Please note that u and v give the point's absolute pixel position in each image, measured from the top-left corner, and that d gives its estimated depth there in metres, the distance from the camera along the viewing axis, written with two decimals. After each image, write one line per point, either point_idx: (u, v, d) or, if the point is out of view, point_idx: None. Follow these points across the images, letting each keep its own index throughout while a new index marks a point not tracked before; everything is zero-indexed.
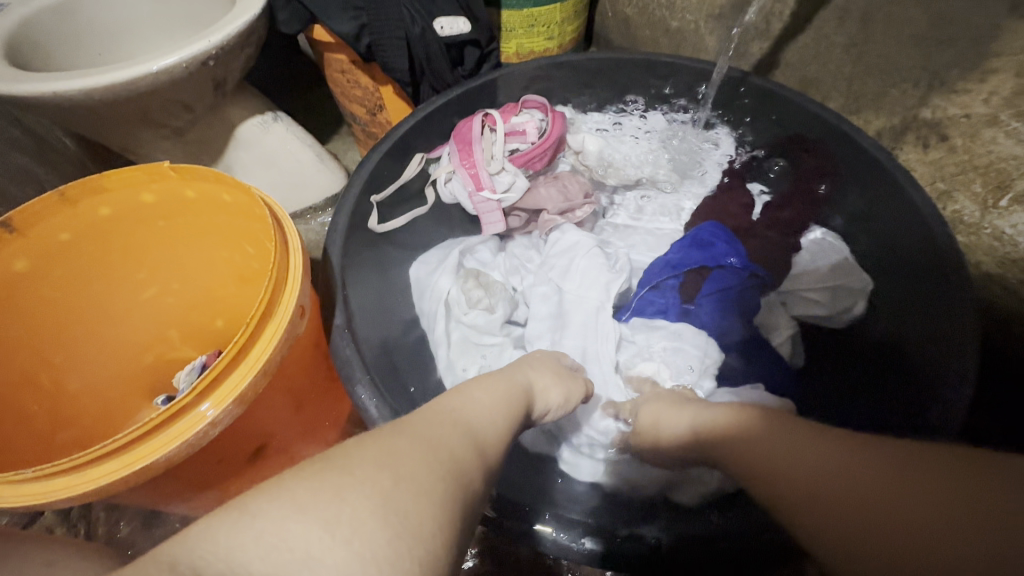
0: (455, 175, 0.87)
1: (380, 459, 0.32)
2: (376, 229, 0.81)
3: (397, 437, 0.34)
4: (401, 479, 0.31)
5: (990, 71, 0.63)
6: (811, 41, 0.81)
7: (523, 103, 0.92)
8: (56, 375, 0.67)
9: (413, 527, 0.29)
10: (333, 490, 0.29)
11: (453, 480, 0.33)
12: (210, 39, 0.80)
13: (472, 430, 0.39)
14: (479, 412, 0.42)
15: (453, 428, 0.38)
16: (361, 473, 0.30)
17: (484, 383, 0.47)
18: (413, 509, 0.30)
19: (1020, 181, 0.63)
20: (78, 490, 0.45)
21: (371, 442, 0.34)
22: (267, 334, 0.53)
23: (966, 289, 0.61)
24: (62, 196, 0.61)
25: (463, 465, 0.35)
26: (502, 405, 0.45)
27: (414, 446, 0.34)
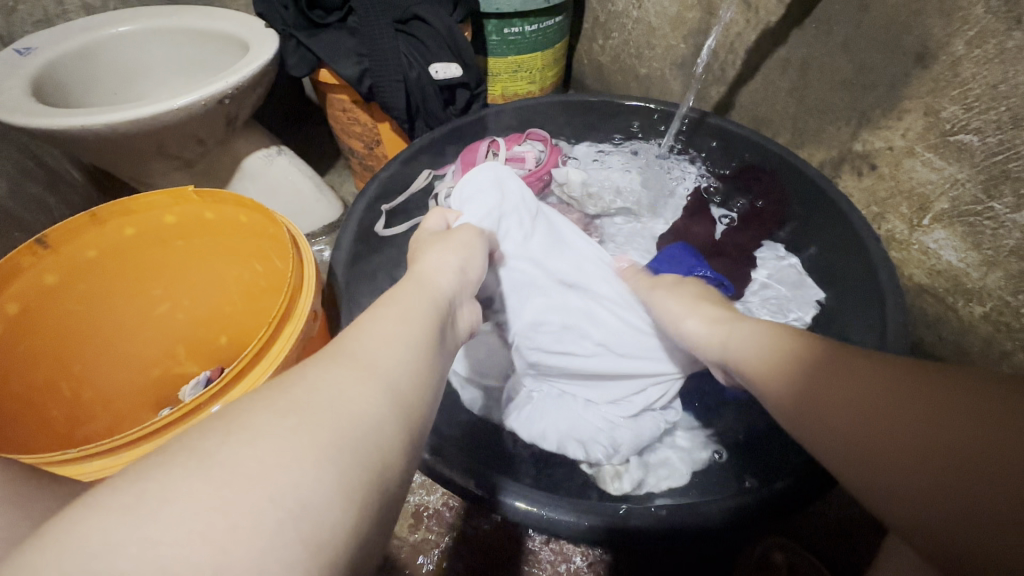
0: (455, 191, 0.95)
1: (278, 412, 0.30)
2: (382, 231, 0.90)
3: (300, 384, 0.32)
4: (289, 432, 0.29)
5: (904, 110, 0.74)
6: (759, 86, 0.93)
7: (527, 135, 1.02)
8: (73, 383, 0.72)
9: (296, 479, 0.27)
10: (229, 440, 0.28)
11: (351, 428, 0.30)
12: (228, 80, 0.89)
13: (379, 362, 0.36)
14: (381, 336, 0.38)
15: (354, 377, 0.34)
16: (245, 433, 0.28)
17: (397, 304, 0.43)
18: (302, 463, 0.28)
19: (938, 202, 0.75)
20: (107, 473, 0.50)
21: (271, 399, 0.31)
22: (283, 335, 0.59)
23: (890, 287, 0.72)
24: (93, 216, 0.68)
25: (363, 404, 0.32)
26: (413, 326, 0.41)
27: (310, 398, 0.31)
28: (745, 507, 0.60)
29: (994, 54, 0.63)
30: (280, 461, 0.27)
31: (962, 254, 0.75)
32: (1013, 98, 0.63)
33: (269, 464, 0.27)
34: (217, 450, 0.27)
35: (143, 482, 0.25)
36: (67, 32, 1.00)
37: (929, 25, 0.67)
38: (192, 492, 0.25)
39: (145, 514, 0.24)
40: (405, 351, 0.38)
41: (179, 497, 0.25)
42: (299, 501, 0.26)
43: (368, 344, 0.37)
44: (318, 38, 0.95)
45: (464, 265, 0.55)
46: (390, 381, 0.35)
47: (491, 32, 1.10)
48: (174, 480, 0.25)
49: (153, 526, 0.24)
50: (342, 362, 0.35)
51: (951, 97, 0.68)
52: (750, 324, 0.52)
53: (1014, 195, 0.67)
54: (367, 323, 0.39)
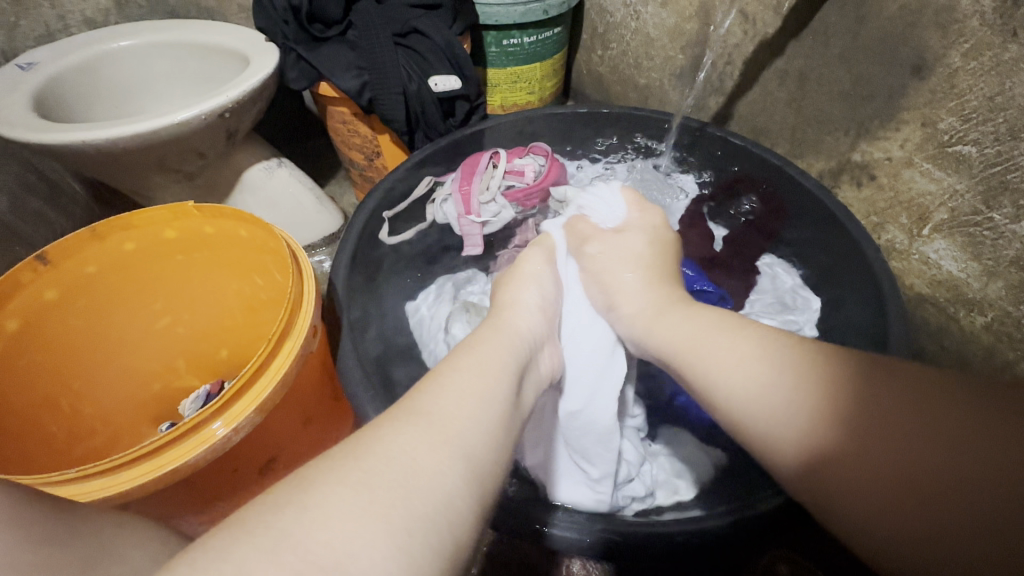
0: (452, 198, 0.96)
1: (352, 488, 0.30)
2: (384, 239, 0.91)
3: (375, 445, 0.33)
4: (360, 511, 0.29)
5: (902, 121, 0.74)
6: (757, 96, 0.93)
7: (529, 149, 1.02)
8: (73, 400, 0.72)
9: (361, 545, 0.28)
10: (305, 504, 0.29)
11: (422, 504, 0.31)
12: (228, 95, 0.89)
13: (447, 420, 0.36)
14: (457, 396, 0.39)
15: (423, 436, 0.35)
16: (316, 512, 0.28)
17: (472, 355, 0.45)
18: (372, 548, 0.28)
19: (938, 212, 0.75)
20: (107, 492, 0.50)
21: (344, 469, 0.31)
22: (283, 351, 0.59)
23: (892, 299, 0.72)
24: (93, 231, 0.68)
25: (430, 468, 0.33)
26: (487, 382, 0.42)
27: (380, 470, 0.32)
28: (756, 520, 0.59)
29: (991, 66, 0.63)
30: (350, 549, 0.27)
31: (963, 264, 0.75)
32: (1011, 110, 0.63)
33: (338, 548, 0.27)
34: (290, 529, 0.27)
35: (213, 567, 0.25)
36: (69, 47, 1.01)
37: (926, 37, 0.67)
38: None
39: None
40: (481, 411, 0.38)
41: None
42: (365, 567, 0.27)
43: (442, 397, 0.38)
44: (318, 52, 0.96)
45: (541, 301, 0.60)
46: (465, 447, 0.35)
47: (490, 44, 1.11)
48: (242, 567, 0.25)
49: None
50: (413, 420, 0.36)
51: (949, 109, 0.69)
52: (737, 350, 0.47)
53: (1014, 206, 0.67)
54: (447, 373, 0.41)
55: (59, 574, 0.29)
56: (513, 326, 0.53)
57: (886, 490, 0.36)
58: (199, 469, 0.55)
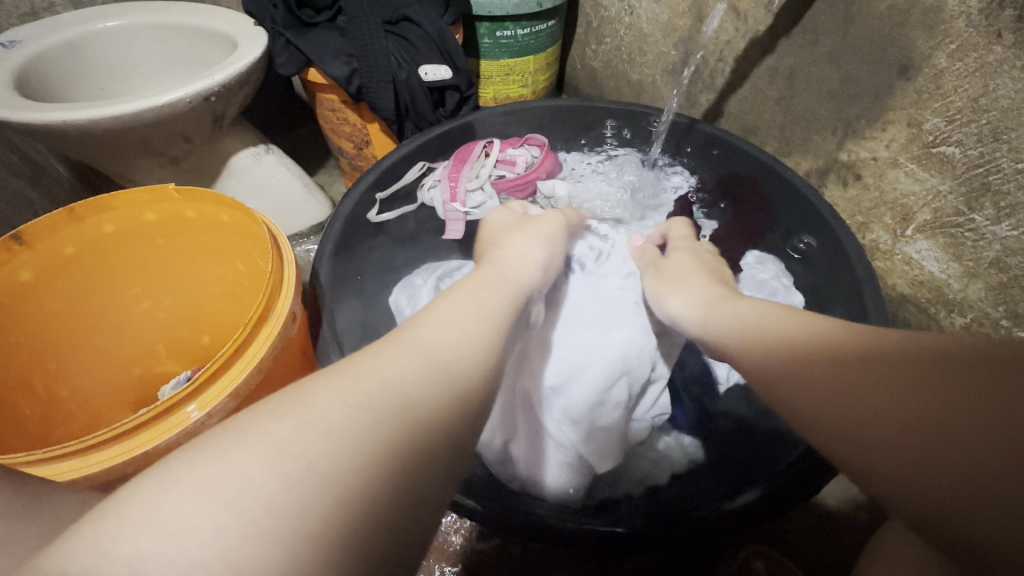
0: (439, 184, 0.97)
1: (340, 405, 0.31)
2: (372, 220, 0.90)
3: (388, 362, 0.35)
4: (358, 433, 0.30)
5: (888, 122, 0.75)
6: (748, 94, 0.93)
7: (526, 139, 1.02)
8: (51, 382, 0.71)
9: (333, 477, 0.28)
10: (297, 416, 0.30)
11: (402, 433, 0.31)
12: (214, 78, 0.88)
13: (444, 353, 0.37)
14: (451, 329, 0.40)
15: (421, 367, 0.35)
16: (317, 427, 0.30)
17: (473, 296, 0.45)
18: (366, 468, 0.29)
19: (921, 213, 0.76)
20: (79, 472, 0.49)
21: (345, 388, 0.33)
22: (261, 335, 0.59)
23: (875, 298, 0.72)
24: (71, 213, 0.67)
25: (420, 400, 0.33)
26: (485, 327, 0.42)
27: (379, 394, 0.33)
28: (736, 517, 0.60)
29: (975, 67, 0.63)
30: (345, 465, 0.28)
31: (944, 265, 0.76)
32: (994, 112, 0.63)
33: (320, 468, 0.28)
34: (292, 441, 0.29)
35: (224, 467, 0.27)
36: (53, 25, 0.99)
37: (913, 37, 0.67)
38: (269, 481, 0.27)
39: (204, 501, 0.26)
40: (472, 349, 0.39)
41: (258, 484, 0.27)
42: (340, 485, 0.28)
43: (442, 331, 0.39)
44: (307, 37, 0.95)
45: (547, 260, 0.58)
46: (458, 386, 0.36)
47: (482, 35, 1.10)
48: (228, 473, 0.27)
49: (234, 511, 0.26)
50: (408, 350, 0.37)
51: (934, 110, 0.69)
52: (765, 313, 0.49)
53: (995, 208, 0.67)
54: (446, 306, 0.43)
55: (17, 548, 0.29)
56: (519, 273, 0.53)
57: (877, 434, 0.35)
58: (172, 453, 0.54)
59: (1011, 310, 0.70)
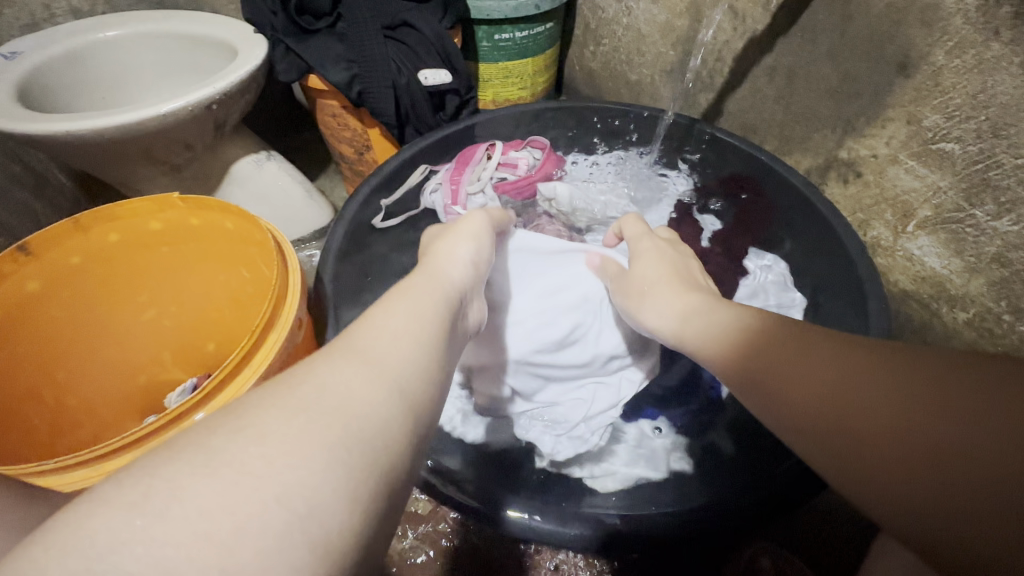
0: (441, 187, 0.96)
1: (285, 411, 0.29)
2: (377, 224, 0.92)
3: (325, 368, 0.33)
4: (295, 440, 0.28)
5: (887, 119, 0.75)
6: (746, 93, 0.93)
7: (528, 141, 1.01)
8: (58, 392, 0.72)
9: (293, 477, 0.27)
10: (242, 426, 0.28)
11: (357, 430, 0.30)
12: (216, 86, 0.89)
13: (385, 356, 0.35)
14: (389, 331, 0.37)
15: (359, 369, 0.33)
16: (252, 434, 0.28)
17: (404, 297, 0.41)
18: (306, 467, 0.27)
19: (922, 209, 0.76)
20: (86, 482, 0.50)
21: (277, 393, 0.31)
22: (268, 342, 0.59)
23: (876, 295, 0.72)
24: (76, 222, 0.68)
25: (365, 401, 0.31)
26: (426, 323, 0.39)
27: (321, 401, 0.30)
28: (738, 509, 0.61)
29: (974, 64, 0.64)
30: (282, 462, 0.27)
31: (946, 261, 0.76)
32: (993, 108, 0.64)
33: (273, 469, 0.27)
34: (224, 449, 0.27)
35: (148, 479, 0.25)
36: (54, 35, 0.99)
37: (911, 35, 0.68)
38: (199, 489, 0.25)
39: (148, 514, 0.24)
40: (409, 338, 0.37)
41: (187, 497, 0.25)
42: (294, 496, 0.26)
43: (377, 329, 0.37)
44: (307, 44, 0.96)
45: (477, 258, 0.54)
46: (399, 380, 0.34)
47: (481, 38, 1.11)
48: (177, 480, 0.25)
49: (161, 523, 0.24)
50: (345, 354, 0.34)
51: (932, 107, 0.69)
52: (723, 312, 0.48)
53: (995, 203, 0.68)
54: (382, 308, 0.39)
55: None
56: (455, 274, 0.49)
57: (872, 440, 0.35)
58: None
59: (1013, 305, 0.71)
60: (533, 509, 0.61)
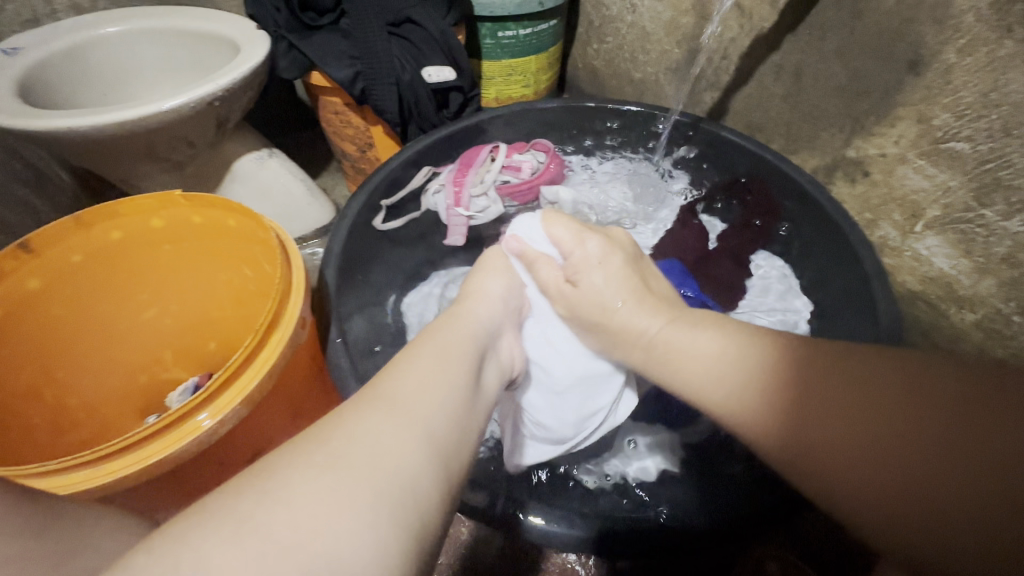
0: (444, 188, 0.96)
1: (332, 470, 0.31)
2: (378, 226, 0.90)
3: (364, 421, 0.35)
4: (341, 499, 0.30)
5: (896, 118, 0.74)
6: (752, 91, 0.93)
7: (531, 144, 1.01)
8: (59, 391, 0.71)
9: (345, 538, 0.28)
10: (293, 480, 0.30)
11: (400, 489, 0.32)
12: (218, 82, 0.88)
13: (419, 409, 0.38)
14: (423, 383, 0.40)
15: (396, 426, 0.36)
16: (307, 493, 0.29)
17: (434, 347, 0.45)
18: (357, 530, 0.29)
19: (930, 210, 0.75)
20: (89, 484, 0.49)
21: (309, 454, 0.32)
22: (272, 342, 0.59)
23: (885, 295, 0.72)
24: (77, 220, 0.67)
25: (403, 458, 0.34)
26: (451, 372, 0.43)
27: (363, 458, 0.32)
28: (748, 513, 0.60)
29: (986, 62, 0.63)
30: (328, 516, 0.29)
31: (954, 261, 0.75)
32: (1005, 107, 0.63)
33: (326, 529, 0.28)
34: (286, 504, 0.29)
35: (204, 535, 0.27)
36: (55, 31, 0.99)
37: (922, 32, 0.67)
38: (257, 549, 0.26)
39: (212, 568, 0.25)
40: (442, 393, 0.40)
41: (248, 555, 0.26)
42: (347, 555, 0.27)
43: (411, 383, 0.40)
44: (311, 41, 0.95)
45: (508, 293, 0.60)
46: (431, 434, 0.36)
47: (485, 36, 1.10)
48: (239, 537, 0.27)
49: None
50: (383, 408, 0.37)
51: (943, 105, 0.69)
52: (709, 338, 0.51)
53: (1006, 203, 0.67)
54: (415, 358, 0.43)
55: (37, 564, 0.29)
56: (481, 323, 0.53)
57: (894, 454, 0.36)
58: (184, 461, 0.54)
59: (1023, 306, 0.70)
60: (545, 513, 0.60)
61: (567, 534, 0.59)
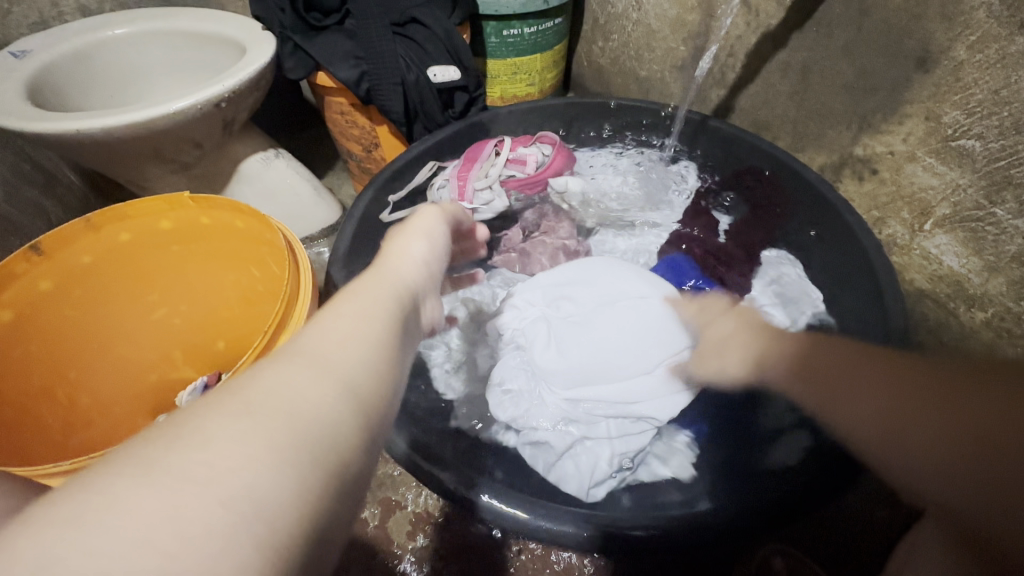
0: (448, 182, 0.95)
1: (231, 413, 0.27)
2: (386, 220, 0.90)
3: (271, 370, 0.30)
4: (250, 449, 0.25)
5: (905, 115, 0.74)
6: (759, 89, 0.92)
7: (537, 137, 1.01)
8: (71, 391, 0.72)
9: (250, 478, 0.24)
10: (183, 431, 0.26)
11: (312, 428, 0.28)
12: (225, 83, 0.88)
13: (336, 355, 0.32)
14: (341, 331, 0.34)
15: (305, 371, 0.31)
16: (199, 439, 0.25)
17: (354, 295, 0.38)
18: (261, 471, 0.25)
19: (939, 207, 0.75)
20: None
21: (215, 403, 0.28)
22: (280, 343, 0.59)
23: (893, 293, 0.71)
24: (87, 222, 0.68)
25: (317, 400, 0.29)
26: (378, 320, 0.37)
27: (264, 403, 0.28)
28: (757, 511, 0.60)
29: (997, 59, 0.62)
30: (229, 462, 0.25)
31: (964, 260, 0.75)
32: (1016, 104, 0.62)
33: (221, 468, 0.24)
34: (167, 459, 0.24)
35: (87, 496, 0.22)
36: (63, 34, 0.99)
37: (931, 29, 0.66)
38: (139, 499, 0.22)
39: (85, 528, 0.21)
40: (361, 336, 0.35)
41: (126, 511, 0.22)
42: (247, 496, 0.24)
43: (327, 331, 0.34)
44: (316, 41, 0.95)
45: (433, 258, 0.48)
46: (350, 378, 0.32)
47: (489, 34, 1.10)
48: (121, 492, 0.23)
49: (97, 542, 0.21)
50: (294, 358, 0.31)
51: (953, 103, 0.68)
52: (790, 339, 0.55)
53: (1017, 201, 0.66)
54: (336, 307, 0.37)
55: None
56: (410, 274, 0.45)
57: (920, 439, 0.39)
58: None
59: None
60: (512, 501, 0.61)
61: (561, 530, 0.59)
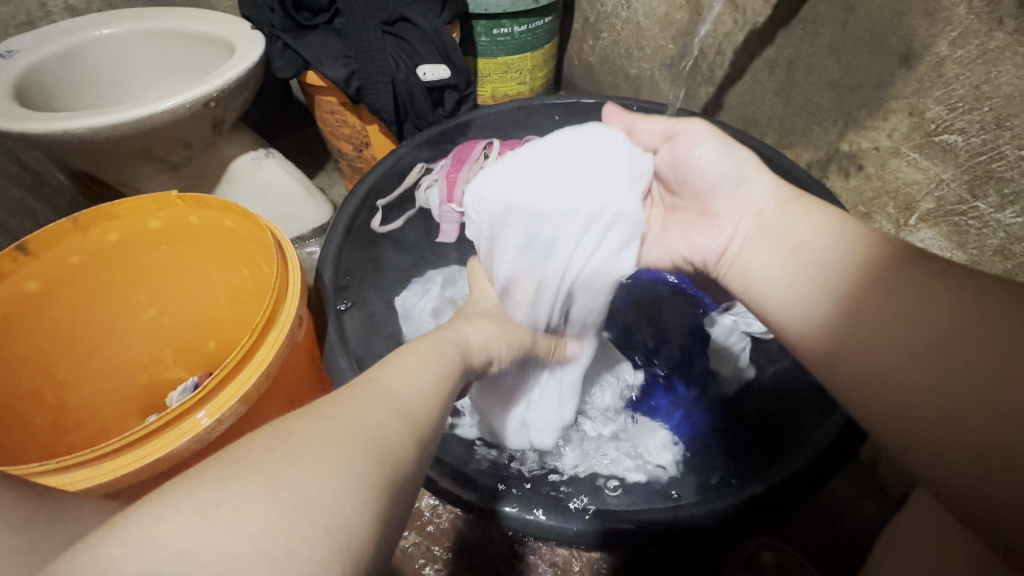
0: (436, 183, 0.96)
1: (334, 436, 0.30)
2: (377, 227, 0.90)
3: (357, 400, 0.33)
4: (345, 465, 0.28)
5: (890, 111, 0.74)
6: (747, 86, 0.93)
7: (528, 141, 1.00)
8: (60, 391, 0.72)
9: (343, 494, 0.27)
10: (297, 443, 0.28)
11: (394, 463, 0.30)
12: (214, 83, 0.88)
13: (411, 402, 0.36)
14: (409, 380, 0.39)
15: (384, 408, 0.34)
16: (308, 457, 0.28)
17: (414, 354, 0.44)
18: (355, 497, 0.27)
19: (923, 202, 0.76)
20: (91, 482, 0.50)
21: (318, 425, 0.30)
22: (267, 343, 0.59)
23: None
24: (75, 222, 0.68)
25: (396, 437, 0.32)
26: (433, 374, 0.42)
27: (362, 432, 0.31)
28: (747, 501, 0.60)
29: (977, 54, 0.63)
30: (324, 476, 0.27)
31: (948, 254, 0.76)
32: (996, 99, 0.63)
33: (327, 487, 0.26)
34: (283, 470, 0.27)
35: (219, 493, 0.25)
36: (51, 33, 0.99)
37: (914, 26, 0.67)
38: (254, 504, 0.25)
39: (212, 519, 0.24)
40: (427, 391, 0.39)
41: (249, 514, 0.24)
42: (345, 512, 0.26)
43: (400, 378, 0.39)
44: (305, 41, 0.95)
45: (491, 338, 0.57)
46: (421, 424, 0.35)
47: (479, 33, 1.10)
48: (245, 497, 0.25)
49: (222, 537, 0.23)
50: (374, 397, 0.35)
51: (936, 98, 0.69)
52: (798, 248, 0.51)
53: (999, 195, 0.67)
54: (402, 360, 0.42)
55: None
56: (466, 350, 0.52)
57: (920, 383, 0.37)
58: (188, 458, 0.55)
59: None
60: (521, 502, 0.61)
61: (558, 525, 0.60)
